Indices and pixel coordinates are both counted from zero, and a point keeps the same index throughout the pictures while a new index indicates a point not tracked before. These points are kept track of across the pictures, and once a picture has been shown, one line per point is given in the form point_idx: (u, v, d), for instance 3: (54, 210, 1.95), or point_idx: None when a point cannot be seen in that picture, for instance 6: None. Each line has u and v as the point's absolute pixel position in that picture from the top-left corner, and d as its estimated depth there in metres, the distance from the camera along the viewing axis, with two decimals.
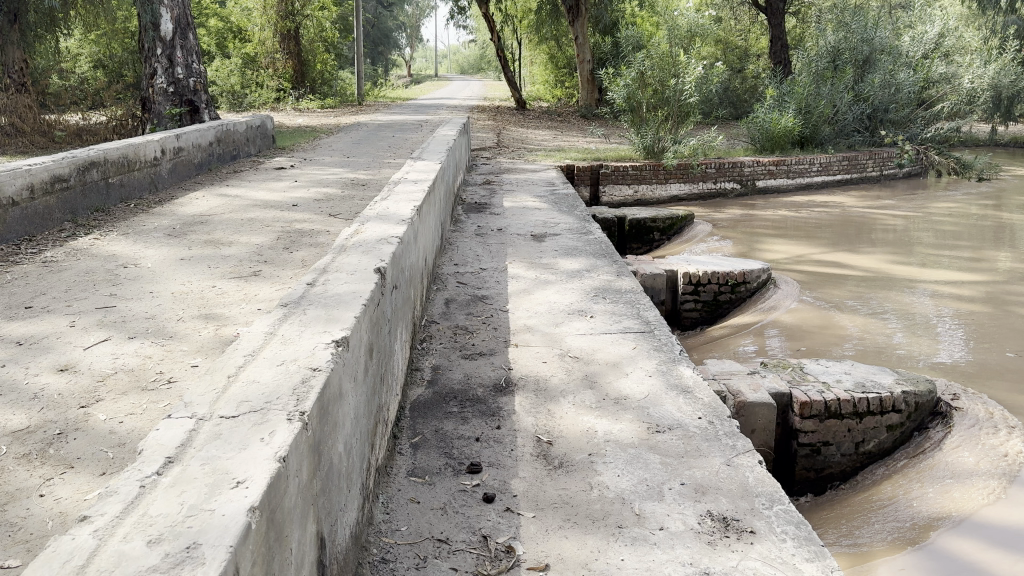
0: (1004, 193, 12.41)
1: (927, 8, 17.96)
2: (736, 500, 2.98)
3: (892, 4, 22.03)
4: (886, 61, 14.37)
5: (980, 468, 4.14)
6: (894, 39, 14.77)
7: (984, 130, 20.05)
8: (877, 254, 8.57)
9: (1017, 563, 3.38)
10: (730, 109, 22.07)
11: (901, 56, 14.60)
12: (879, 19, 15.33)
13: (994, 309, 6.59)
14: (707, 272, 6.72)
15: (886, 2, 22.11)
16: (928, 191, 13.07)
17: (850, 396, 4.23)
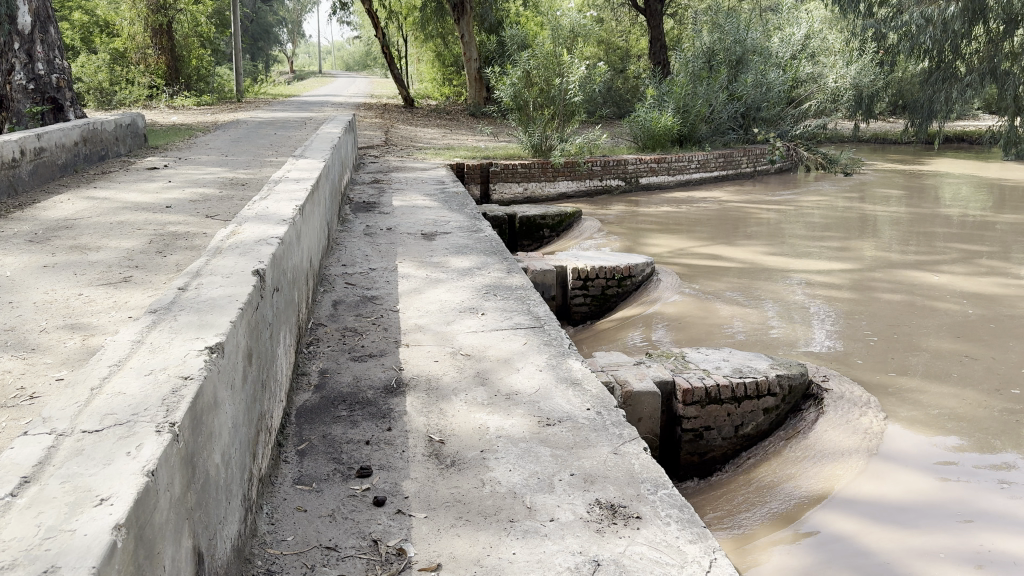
0: (867, 186, 13.22)
1: (793, 11, 18.90)
2: (623, 487, 3.05)
3: (762, 7, 23.14)
4: (756, 62, 15.01)
5: (848, 445, 4.40)
6: (764, 40, 15.47)
7: (846, 129, 21.34)
8: (753, 246, 8.98)
9: (885, 533, 3.60)
10: (614, 108, 22.63)
11: (771, 57, 15.34)
12: (750, 21, 16.00)
13: (857, 295, 7.02)
14: (595, 268, 6.86)
15: (756, 5, 23.20)
16: (798, 186, 13.78)
17: (729, 382, 4.41)
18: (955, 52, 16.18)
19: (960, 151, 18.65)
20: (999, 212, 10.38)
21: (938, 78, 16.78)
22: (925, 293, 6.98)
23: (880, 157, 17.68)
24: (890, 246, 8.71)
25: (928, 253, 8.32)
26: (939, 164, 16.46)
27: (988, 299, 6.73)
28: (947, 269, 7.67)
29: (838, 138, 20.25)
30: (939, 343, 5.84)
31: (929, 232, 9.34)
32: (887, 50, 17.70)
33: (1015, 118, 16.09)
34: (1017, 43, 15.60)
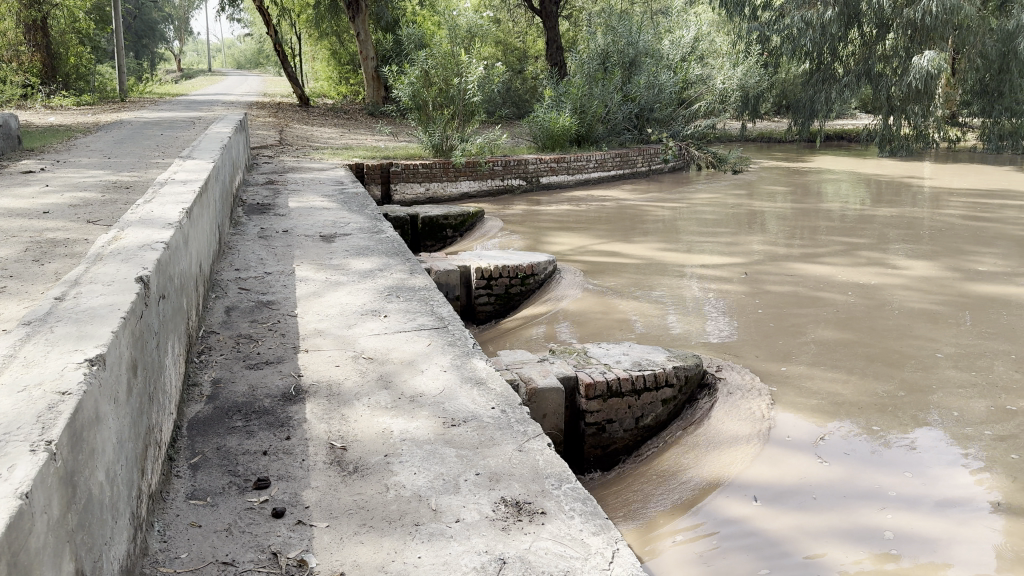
0: (756, 183, 13.77)
1: (683, 14, 19.49)
2: (528, 483, 3.07)
3: (654, 10, 23.80)
4: (648, 64, 15.42)
5: (743, 432, 4.57)
6: (656, 43, 15.86)
7: (735, 129, 22.17)
8: (650, 243, 9.22)
9: (779, 516, 3.75)
10: (513, 109, 22.81)
11: (663, 59, 15.79)
12: (642, 23, 16.41)
13: (748, 288, 7.31)
14: (498, 267, 6.88)
15: (647, 8, 23.86)
16: (691, 183, 14.23)
17: (629, 375, 4.51)
18: (833, 54, 17.03)
19: (839, 149, 19.67)
20: (875, 207, 11.01)
21: (818, 79, 17.61)
22: (811, 284, 7.33)
23: (767, 155, 18.46)
24: (778, 240, 9.11)
25: (812, 247, 8.74)
26: (821, 162, 17.32)
27: (866, 289, 7.13)
28: (830, 261, 8.08)
29: (727, 138, 20.98)
30: (824, 331, 6.14)
31: (813, 226, 9.81)
32: (771, 52, 18.47)
33: (888, 117, 17.10)
34: (889, 46, 16.56)
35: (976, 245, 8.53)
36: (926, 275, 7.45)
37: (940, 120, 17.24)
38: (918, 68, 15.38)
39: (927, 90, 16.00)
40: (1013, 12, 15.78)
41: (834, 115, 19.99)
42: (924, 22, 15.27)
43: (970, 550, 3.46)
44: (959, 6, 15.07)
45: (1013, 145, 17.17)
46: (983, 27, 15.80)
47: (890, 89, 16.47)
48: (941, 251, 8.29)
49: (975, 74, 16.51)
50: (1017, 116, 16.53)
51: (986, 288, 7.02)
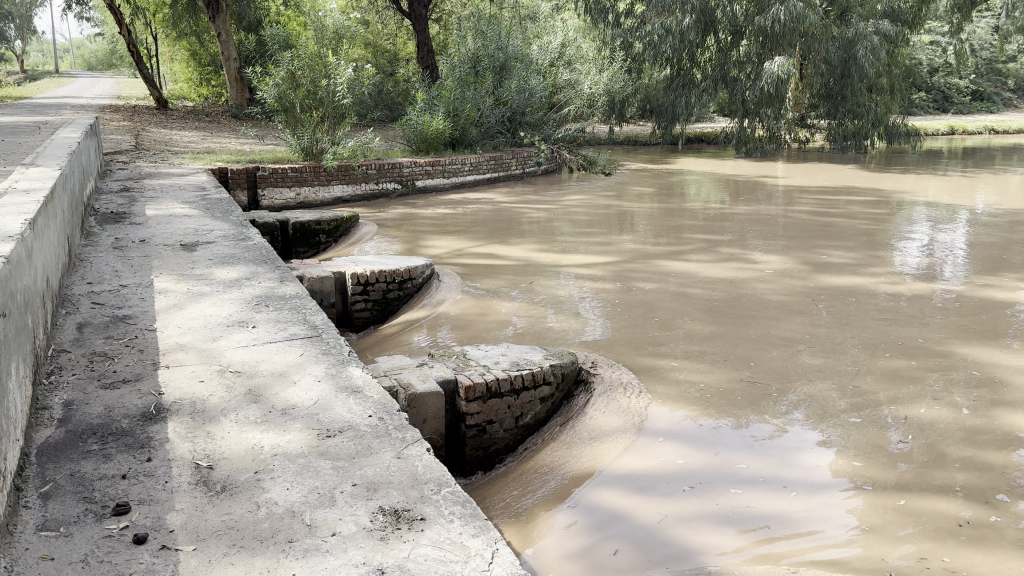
0: (625, 185, 14.19)
1: (550, 19, 19.88)
2: (406, 490, 3.03)
3: (522, 15, 24.21)
4: (518, 68, 15.65)
5: (618, 425, 4.69)
6: (525, 48, 16.07)
7: (603, 131, 22.79)
8: (526, 244, 9.33)
9: (653, 505, 3.87)
10: (385, 111, 22.62)
11: (532, 64, 16.05)
12: (511, 28, 16.62)
13: (620, 285, 7.53)
14: (374, 272, 6.77)
15: (516, 13, 24.23)
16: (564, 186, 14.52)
17: (508, 374, 4.53)
18: (692, 60, 17.80)
19: (701, 151, 20.58)
20: (734, 205, 11.57)
21: (678, 84, 18.36)
22: (678, 281, 7.62)
23: (634, 158, 19.13)
24: (646, 239, 9.41)
25: (678, 245, 9.08)
26: (685, 163, 18.09)
27: (729, 283, 7.48)
28: (695, 258, 8.43)
29: (597, 140, 21.54)
30: (692, 325, 6.40)
31: (678, 225, 10.20)
32: (634, 58, 19.13)
33: (743, 119, 18.07)
34: (743, 53, 17.47)
35: (825, 239, 9.11)
36: (782, 268, 7.90)
37: (790, 123, 18.34)
38: (769, 74, 16.31)
39: (778, 94, 17.01)
40: (852, 22, 17.00)
41: (696, 118, 20.86)
42: (774, 29, 16.26)
43: (829, 525, 3.69)
44: (804, 15, 16.13)
45: (856, 145, 18.50)
46: (826, 35, 16.96)
47: (745, 94, 17.46)
48: (795, 246, 8.81)
49: (820, 79, 17.56)
50: (858, 117, 17.80)
51: (836, 279, 7.50)
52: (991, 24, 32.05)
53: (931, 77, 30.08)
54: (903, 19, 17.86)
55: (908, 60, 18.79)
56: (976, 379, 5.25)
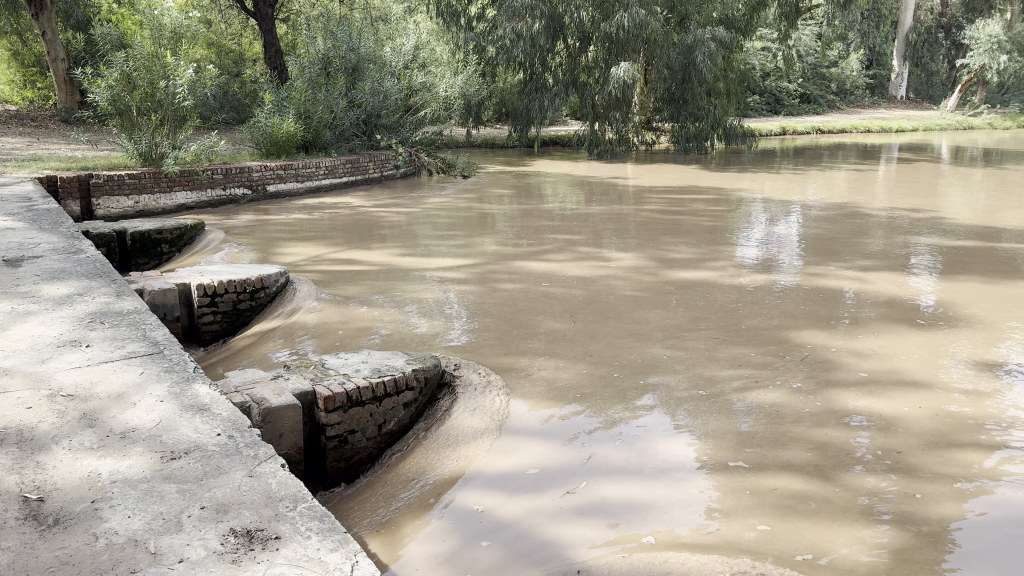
0: (485, 187, 14.31)
1: (401, 20, 19.71)
2: (259, 510, 2.92)
3: (373, 16, 23.96)
4: (372, 70, 15.43)
5: (480, 427, 4.70)
6: (377, 49, 15.91)
7: (460, 134, 22.91)
8: (386, 248, 9.23)
9: (517, 503, 3.91)
10: (232, 114, 21.77)
11: (385, 65, 15.90)
12: (361, 29, 16.41)
13: (481, 287, 7.58)
14: (223, 282, 6.47)
15: (367, 14, 23.95)
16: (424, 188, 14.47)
17: (369, 382, 4.42)
18: (544, 65, 18.11)
19: (556, 153, 21.02)
20: (589, 206, 11.90)
21: (531, 88, 18.65)
22: (537, 281, 7.75)
23: (491, 161, 19.35)
24: (504, 241, 9.52)
25: (537, 245, 9.24)
26: (541, 165, 18.48)
27: (586, 281, 7.69)
28: (554, 258, 8.61)
29: (453, 143, 21.58)
30: (552, 323, 6.54)
31: (537, 226, 10.38)
32: (488, 61, 19.33)
33: (593, 123, 18.65)
34: (591, 58, 18.04)
35: (674, 236, 9.53)
36: (636, 265, 8.20)
37: (637, 126, 19.12)
38: (616, 78, 16.92)
39: (625, 98, 17.69)
40: (691, 29, 17.79)
41: (549, 122, 21.27)
42: (619, 35, 16.90)
43: (683, 509, 3.85)
44: (646, 22, 16.84)
45: (698, 146, 19.53)
46: (667, 41, 17.71)
47: (594, 98, 18.04)
48: (647, 243, 9.18)
49: (664, 84, 18.36)
50: (699, 121, 18.79)
51: (685, 273, 7.87)
52: (815, 31, 34.56)
53: (765, 81, 32.03)
54: (737, 27, 18.93)
55: (743, 65, 19.94)
56: (812, 362, 5.65)
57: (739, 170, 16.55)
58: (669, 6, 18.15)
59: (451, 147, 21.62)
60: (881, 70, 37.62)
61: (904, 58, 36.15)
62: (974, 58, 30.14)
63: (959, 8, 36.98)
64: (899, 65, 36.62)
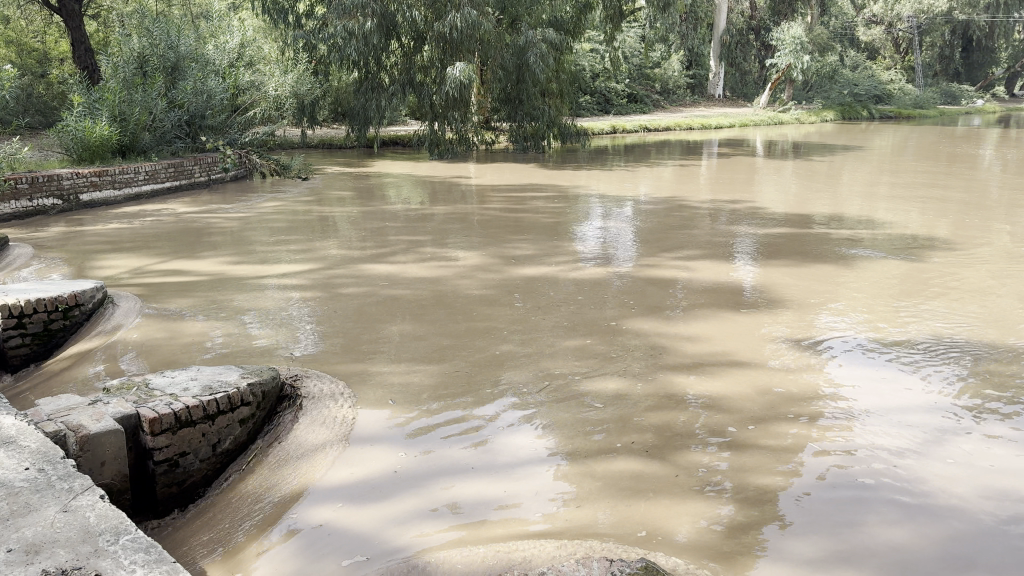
0: (324, 189, 13.98)
1: (224, 17, 18.94)
2: (75, 547, 2.70)
3: (194, 13, 22.89)
4: (193, 69, 14.76)
5: (324, 439, 4.56)
6: (197, 47, 15.28)
7: (295, 135, 22.32)
8: (219, 256, 8.82)
9: (364, 512, 3.84)
10: (39, 117, 20.08)
11: (208, 64, 15.30)
12: (180, 27, 15.68)
13: (322, 292, 7.40)
14: (32, 301, 5.92)
15: (187, 11, 22.83)
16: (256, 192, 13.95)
17: (200, 401, 4.14)
18: (378, 64, 17.87)
19: (395, 154, 20.85)
20: (430, 206, 11.88)
21: (367, 87, 18.38)
22: (380, 284, 7.65)
23: (328, 162, 18.96)
24: (346, 244, 9.33)
25: (379, 247, 9.12)
26: (380, 165, 18.29)
27: (429, 282, 7.68)
28: (397, 260, 8.53)
29: (287, 144, 20.91)
30: (395, 326, 6.47)
31: (379, 227, 10.26)
32: (319, 60, 18.92)
33: (432, 123, 18.62)
34: (426, 57, 17.99)
35: (516, 234, 9.69)
36: (479, 264, 8.27)
37: (475, 125, 19.32)
38: (452, 78, 17.03)
39: (462, 98, 17.80)
40: (522, 30, 18.13)
41: (387, 123, 21.05)
42: (452, 36, 17.00)
43: (531, 501, 3.91)
44: (478, 23, 17.03)
45: (535, 145, 20.02)
46: (500, 42, 17.88)
47: (431, 98, 18.00)
48: (489, 241, 9.28)
49: (499, 84, 18.60)
50: (535, 120, 19.25)
51: (527, 270, 8.03)
52: (638, 33, 36.27)
53: (595, 81, 33.17)
54: (566, 28, 19.53)
55: (573, 67, 20.58)
56: (649, 350, 5.90)
57: (574, 167, 17.09)
58: (500, 7, 18.42)
59: (286, 148, 20.94)
60: (700, 70, 39.93)
61: (720, 58, 38.59)
62: (781, 58, 32.61)
63: (766, 11, 39.90)
64: (717, 65, 39.10)
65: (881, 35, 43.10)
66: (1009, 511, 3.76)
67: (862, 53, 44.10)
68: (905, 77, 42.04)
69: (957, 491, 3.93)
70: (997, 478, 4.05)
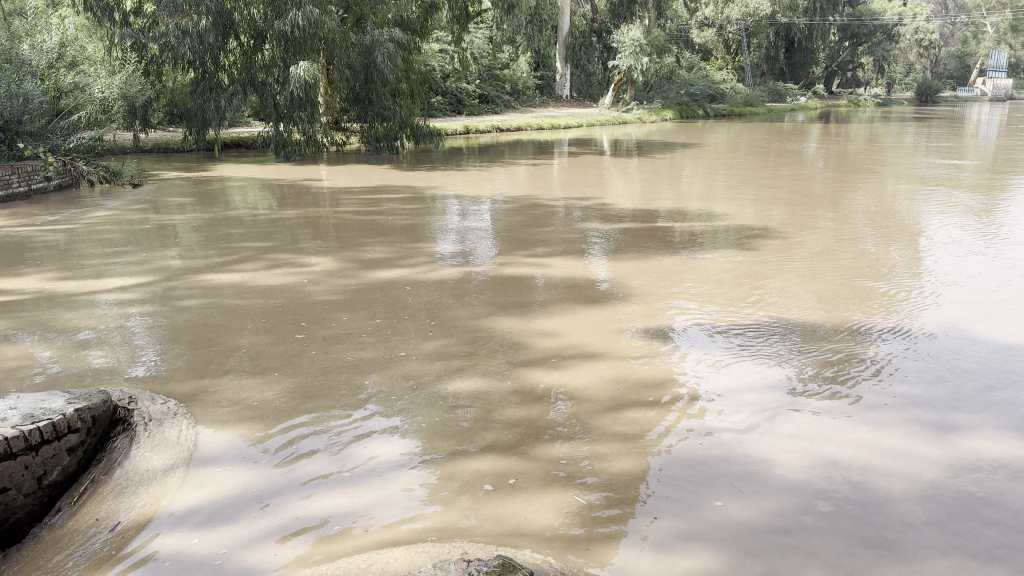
0: (162, 196, 13.27)
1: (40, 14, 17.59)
2: None
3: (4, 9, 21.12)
4: (6, 70, 13.62)
5: (165, 464, 4.30)
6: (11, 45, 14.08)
7: (127, 139, 21.05)
8: (43, 272, 8.17)
9: (215, 536, 3.66)
10: None
11: (25, 65, 14.14)
12: None
13: (161, 306, 7.00)
14: None
15: None
16: (86, 201, 13.05)
17: (20, 430, 3.74)
18: (216, 63, 17.15)
19: (239, 157, 20.08)
20: (278, 210, 11.51)
21: (205, 88, 17.59)
22: (225, 294, 7.33)
23: (166, 167, 18.02)
24: (188, 253, 8.88)
25: (224, 255, 8.74)
26: (223, 169, 17.57)
27: (278, 290, 7.43)
28: (244, 268, 8.21)
29: (119, 149, 19.70)
30: (243, 338, 6.22)
31: (223, 234, 9.83)
32: (151, 61, 17.94)
33: (278, 124, 18.06)
34: (267, 57, 17.41)
35: (370, 237, 9.55)
36: (332, 269, 8.10)
37: (324, 126, 18.90)
38: (296, 78, 16.58)
39: (307, 98, 17.37)
40: (367, 30, 17.81)
41: (228, 125, 20.24)
42: (295, 34, 16.55)
43: (390, 508, 3.85)
44: (321, 21, 16.71)
45: (388, 146, 19.82)
46: (345, 41, 17.53)
47: (275, 98, 17.44)
48: (342, 245, 9.10)
49: (347, 84, 18.11)
50: (386, 120, 19.06)
51: (381, 273, 7.93)
52: (485, 34, 36.68)
53: (445, 82, 33.19)
54: (412, 28, 19.47)
55: (423, 67, 20.52)
56: (505, 347, 5.95)
57: (426, 168, 17.06)
58: (345, 6, 18.00)
59: (117, 153, 19.70)
60: (547, 71, 40.83)
61: (566, 60, 39.66)
62: (623, 60, 33.92)
63: (607, 15, 41.34)
64: (563, 67, 40.17)
65: (713, 37, 45.60)
66: (837, 477, 4.05)
67: (697, 55, 46.52)
68: (736, 78, 44.74)
69: (792, 463, 4.20)
70: (827, 448, 4.36)
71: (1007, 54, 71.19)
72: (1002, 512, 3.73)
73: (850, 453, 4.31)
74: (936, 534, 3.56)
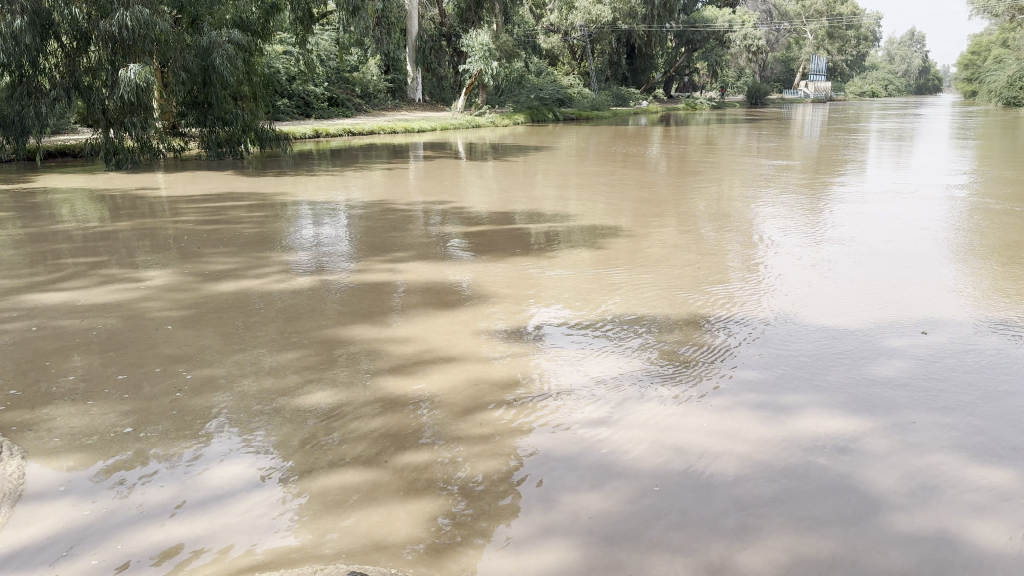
0: None
1: None
2: None
3: None
4: None
5: None
6: None
7: None
8: None
9: None
10: None
11: None
12: None
13: None
14: None
15: None
16: None
17: None
18: (35, 66, 15.81)
19: (66, 166, 18.70)
20: (111, 223, 10.79)
21: (22, 92, 16.14)
22: (51, 315, 6.81)
23: None
24: (7, 272, 8.18)
25: (50, 273, 8.12)
26: (48, 179, 16.31)
27: (111, 308, 6.99)
28: (73, 285, 7.67)
29: None
30: (72, 361, 5.81)
31: (48, 251, 9.11)
32: None
33: (107, 130, 16.98)
34: (92, 60, 16.31)
35: (215, 247, 9.15)
36: (173, 283, 7.70)
37: (159, 132, 18.07)
38: (126, 81, 15.82)
39: (140, 103, 16.57)
40: (204, 31, 17.42)
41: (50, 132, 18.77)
42: (122, 36, 15.71)
43: (242, 532, 3.71)
44: (152, 21, 16.02)
45: (231, 151, 19.01)
46: (180, 42, 16.99)
47: (103, 103, 16.40)
48: (183, 257, 8.67)
49: (183, 88, 17.44)
50: (228, 124, 18.31)
51: (226, 285, 7.62)
52: (332, 36, 35.89)
53: (290, 85, 32.14)
54: (252, 30, 18.84)
55: (265, 69, 19.88)
56: (360, 356, 5.87)
57: (274, 174, 16.51)
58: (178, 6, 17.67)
59: None
60: (398, 74, 40.55)
61: (416, 63, 39.51)
62: (472, 64, 34.21)
63: (455, 19, 41.55)
64: (413, 70, 39.98)
65: (559, 43, 46.74)
66: (684, 463, 4.25)
67: (545, 59, 47.49)
68: (582, 83, 46.07)
69: (643, 453, 4.37)
70: (676, 435, 4.57)
71: (828, 58, 76.77)
72: (829, 485, 4.03)
73: (695, 439, 4.53)
74: (773, 508, 3.81)
